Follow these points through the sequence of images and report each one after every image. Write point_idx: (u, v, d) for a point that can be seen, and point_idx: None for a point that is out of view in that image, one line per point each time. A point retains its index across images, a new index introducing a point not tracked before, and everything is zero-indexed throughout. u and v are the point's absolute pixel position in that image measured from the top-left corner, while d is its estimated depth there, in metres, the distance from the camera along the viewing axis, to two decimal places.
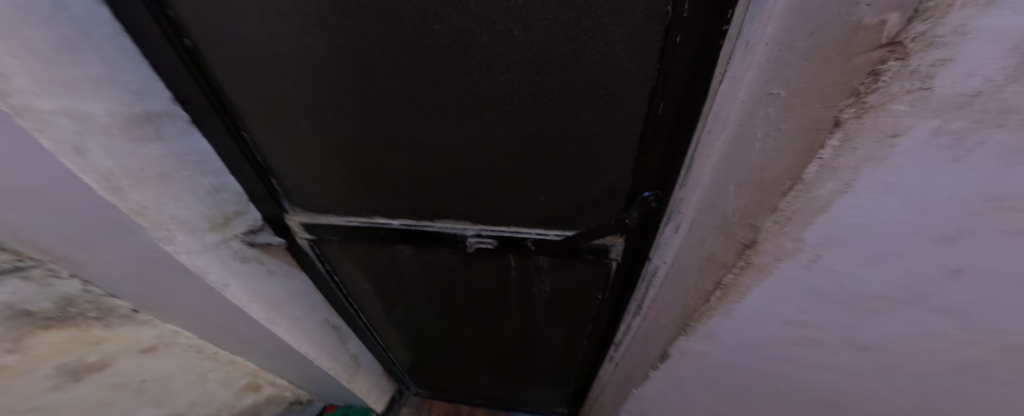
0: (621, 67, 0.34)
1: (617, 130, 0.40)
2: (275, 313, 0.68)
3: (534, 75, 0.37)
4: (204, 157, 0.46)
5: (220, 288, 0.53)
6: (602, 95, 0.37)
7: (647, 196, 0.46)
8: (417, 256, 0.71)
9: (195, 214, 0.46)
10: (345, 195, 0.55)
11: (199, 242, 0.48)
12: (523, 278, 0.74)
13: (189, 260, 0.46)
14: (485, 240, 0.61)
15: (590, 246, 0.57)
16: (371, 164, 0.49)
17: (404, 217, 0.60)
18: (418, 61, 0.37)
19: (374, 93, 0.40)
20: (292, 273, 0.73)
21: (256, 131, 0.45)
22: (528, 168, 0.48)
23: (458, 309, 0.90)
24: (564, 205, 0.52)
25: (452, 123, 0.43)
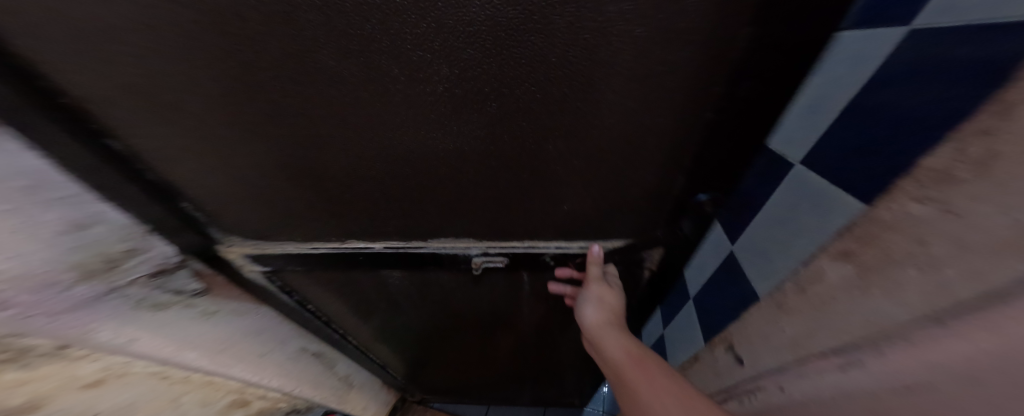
0: (664, 50, 0.27)
1: (660, 110, 0.32)
2: (225, 355, 0.53)
3: (549, 54, 0.27)
4: (40, 182, 0.31)
5: (124, 344, 0.40)
6: (646, 66, 0.28)
7: (703, 199, 0.42)
8: (404, 281, 0.60)
9: (42, 263, 0.33)
10: (304, 212, 0.45)
11: (56, 298, 0.35)
12: (539, 293, 0.64)
13: (45, 322, 0.34)
14: (496, 259, 0.53)
15: (626, 258, 0.54)
16: (343, 171, 0.39)
17: (388, 237, 0.50)
18: (380, 35, 0.26)
19: (322, 84, 0.30)
20: (240, 311, 0.61)
21: (144, 135, 0.34)
22: (540, 171, 0.39)
23: (462, 328, 0.80)
24: (590, 208, 0.45)
25: (441, 120, 0.33)
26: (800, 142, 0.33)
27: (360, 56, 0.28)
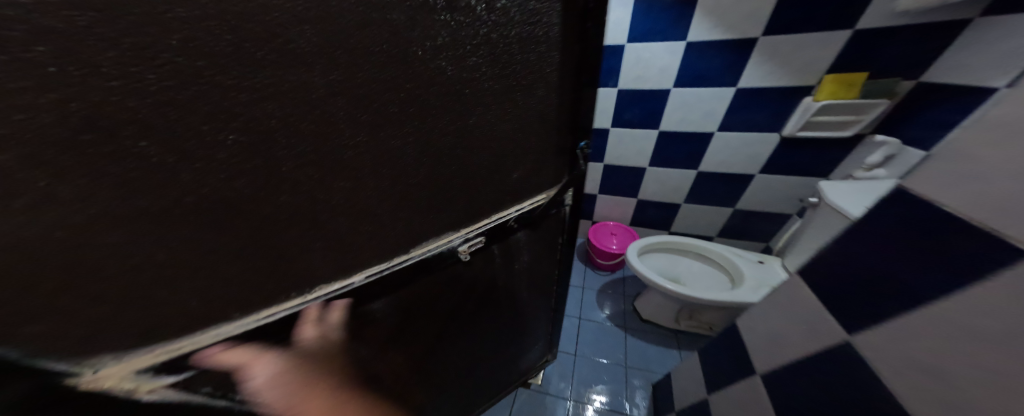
0: (542, 17, 0.31)
1: (553, 80, 0.36)
2: None
3: (484, 25, 0.28)
4: None
5: None
6: (539, 39, 0.32)
7: (583, 145, 0.45)
8: (385, 322, 0.43)
9: None
10: (251, 278, 0.29)
11: None
12: (511, 279, 0.58)
13: None
14: (475, 240, 0.44)
15: (548, 209, 0.51)
16: (318, 179, 0.27)
17: (373, 263, 0.36)
18: (351, 47, 0.23)
19: (288, 115, 0.23)
20: None
21: None
22: (482, 129, 0.34)
23: (468, 357, 0.64)
24: (530, 155, 0.41)
25: (410, 127, 0.29)
26: (953, 171, 0.27)
27: (342, 74, 0.24)
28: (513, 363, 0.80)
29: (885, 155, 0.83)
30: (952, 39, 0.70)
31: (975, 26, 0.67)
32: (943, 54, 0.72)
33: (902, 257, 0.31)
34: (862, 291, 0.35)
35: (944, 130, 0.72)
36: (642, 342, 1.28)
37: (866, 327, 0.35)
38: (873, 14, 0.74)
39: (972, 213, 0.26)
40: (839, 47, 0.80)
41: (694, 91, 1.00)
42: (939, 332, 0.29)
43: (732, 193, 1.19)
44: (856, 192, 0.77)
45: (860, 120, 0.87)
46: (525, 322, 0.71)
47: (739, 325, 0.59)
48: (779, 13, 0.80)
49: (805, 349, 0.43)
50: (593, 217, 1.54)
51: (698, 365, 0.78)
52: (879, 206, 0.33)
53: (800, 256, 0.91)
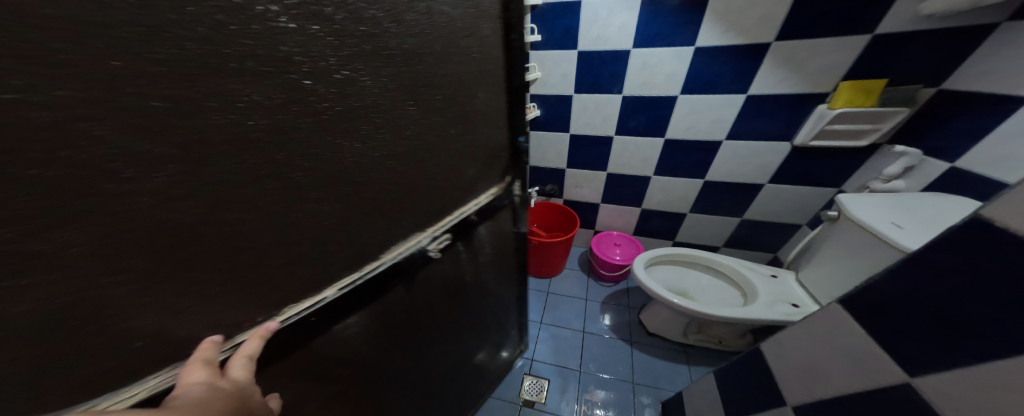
0: (476, 32, 0.37)
1: (489, 85, 0.42)
2: None
3: (431, 32, 0.32)
4: None
5: None
6: (474, 51, 0.38)
7: (521, 140, 0.53)
8: (361, 330, 0.41)
9: None
10: (205, 308, 0.26)
11: None
12: (479, 273, 0.60)
13: None
14: (442, 238, 0.44)
15: (503, 200, 0.56)
16: (271, 196, 0.26)
17: (344, 275, 0.35)
18: (306, 53, 0.23)
19: (237, 126, 0.22)
20: None
21: None
22: (435, 130, 0.37)
23: (445, 357, 0.64)
24: (480, 151, 0.46)
25: (368, 131, 0.30)
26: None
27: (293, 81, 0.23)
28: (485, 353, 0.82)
29: (905, 166, 0.79)
30: (976, 45, 0.68)
31: (1000, 30, 0.64)
32: (966, 60, 0.70)
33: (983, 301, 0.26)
34: (927, 334, 0.30)
35: (970, 140, 0.68)
36: (649, 357, 1.21)
37: (931, 370, 0.30)
38: (894, 18, 0.71)
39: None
40: (858, 53, 0.77)
41: (703, 98, 0.96)
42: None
43: (741, 203, 1.14)
44: (883, 205, 0.72)
45: (877, 129, 0.83)
46: (491, 315, 0.74)
47: (762, 350, 0.53)
48: (794, 18, 0.77)
49: (846, 387, 0.37)
50: (596, 226, 1.49)
51: (713, 385, 0.71)
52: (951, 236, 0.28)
53: (818, 269, 0.86)
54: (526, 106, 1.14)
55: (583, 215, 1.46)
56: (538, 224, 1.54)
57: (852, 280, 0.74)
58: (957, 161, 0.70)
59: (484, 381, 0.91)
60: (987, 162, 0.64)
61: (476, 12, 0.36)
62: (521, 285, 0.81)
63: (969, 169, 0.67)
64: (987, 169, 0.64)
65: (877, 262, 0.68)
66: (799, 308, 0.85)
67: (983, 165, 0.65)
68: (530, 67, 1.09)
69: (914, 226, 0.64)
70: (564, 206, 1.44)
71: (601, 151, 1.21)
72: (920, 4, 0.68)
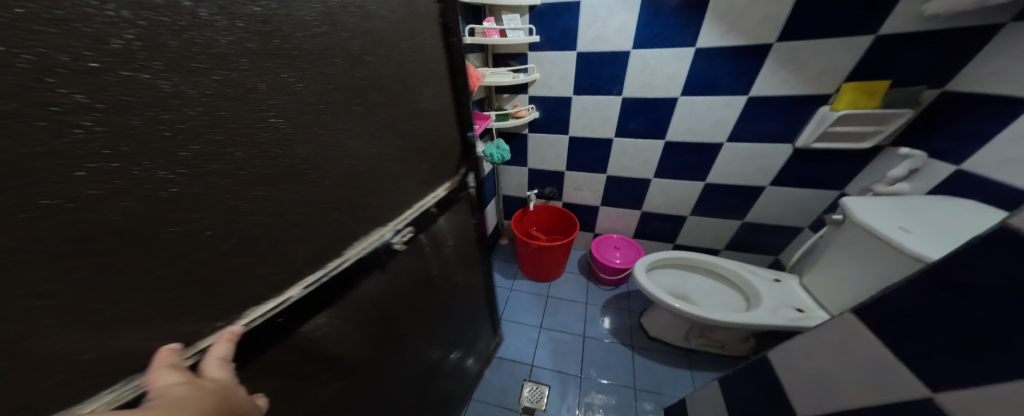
0: (417, 32, 0.39)
1: (436, 82, 0.44)
2: None
3: (372, 33, 0.33)
4: None
5: None
6: (417, 49, 0.39)
7: (472, 134, 0.55)
8: (332, 331, 0.39)
9: None
10: (156, 318, 0.24)
11: None
12: (448, 267, 0.60)
13: None
14: (405, 231, 0.45)
15: (460, 193, 0.57)
16: (222, 190, 0.25)
17: (307, 274, 0.34)
18: (243, 52, 0.23)
19: (174, 123, 0.21)
20: None
21: None
22: (383, 127, 0.38)
23: (424, 357, 0.63)
24: (433, 146, 0.47)
25: (314, 127, 0.30)
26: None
27: (231, 79, 0.23)
28: (462, 350, 0.82)
29: (910, 168, 0.78)
30: (981, 46, 0.67)
31: (1005, 31, 0.64)
32: (971, 61, 0.69)
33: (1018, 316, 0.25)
34: (950, 347, 0.29)
35: (977, 142, 0.67)
36: (651, 362, 1.18)
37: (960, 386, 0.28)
38: (897, 18, 0.70)
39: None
40: (860, 55, 0.76)
41: (703, 100, 0.95)
42: None
43: (742, 206, 1.13)
44: (889, 208, 0.70)
45: (880, 131, 0.82)
46: (463, 312, 0.74)
47: (770, 358, 0.51)
48: (796, 18, 0.77)
49: (861, 401, 0.35)
50: (596, 230, 1.48)
51: (719, 393, 0.69)
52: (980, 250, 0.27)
53: (823, 275, 0.84)
54: (524, 108, 1.13)
55: (582, 218, 1.45)
56: (536, 227, 1.52)
57: (860, 286, 0.73)
58: (963, 162, 0.68)
59: (464, 382, 0.90)
60: (994, 164, 0.63)
61: (416, 13, 0.38)
62: (490, 278, 0.82)
63: (975, 171, 0.66)
64: (993, 170, 0.63)
65: (886, 267, 0.66)
66: (804, 313, 0.83)
67: (989, 166, 0.64)
68: (529, 69, 1.08)
69: (922, 230, 0.62)
70: (563, 208, 1.42)
71: (601, 154, 1.19)
72: (924, 4, 0.68)
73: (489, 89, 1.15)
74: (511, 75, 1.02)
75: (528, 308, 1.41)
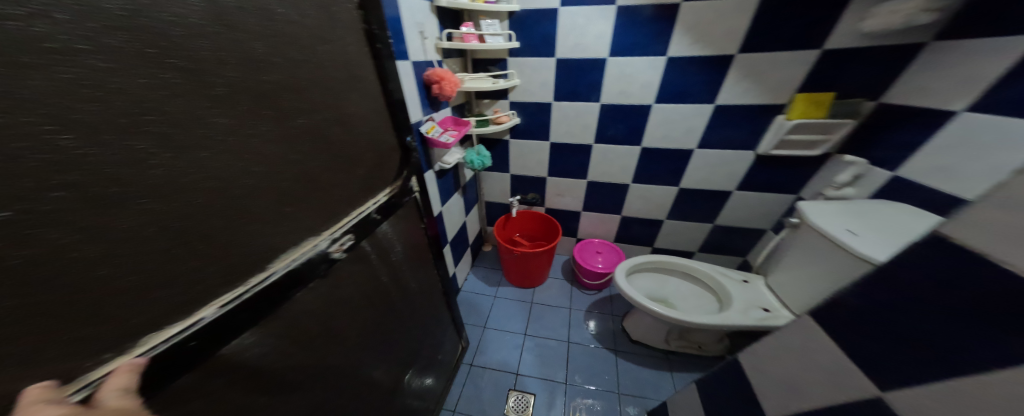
0: (338, 39, 0.38)
1: (365, 87, 0.44)
2: None
3: (285, 35, 0.30)
4: None
5: None
6: (342, 55, 0.39)
7: (408, 140, 0.56)
8: (270, 351, 0.36)
9: None
10: (22, 352, 0.19)
11: None
12: (397, 273, 0.59)
13: None
14: (344, 239, 0.43)
15: (401, 198, 0.56)
16: (84, 203, 0.20)
17: (222, 292, 0.29)
18: (102, 49, 0.20)
19: (5, 127, 0.17)
20: None
21: None
22: (306, 133, 0.35)
23: (383, 368, 0.61)
24: (367, 152, 0.47)
25: (214, 132, 0.26)
26: (1016, 225, 0.23)
27: (86, 79, 0.19)
28: (425, 356, 0.81)
29: (854, 175, 0.83)
30: (907, 62, 0.73)
31: (927, 50, 0.69)
32: (902, 77, 0.74)
33: (951, 317, 0.26)
34: (897, 349, 0.30)
35: (909, 151, 0.72)
36: (633, 365, 1.19)
37: (914, 384, 0.29)
38: (838, 35, 0.76)
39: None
40: (808, 68, 0.81)
41: (675, 108, 0.98)
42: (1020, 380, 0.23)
43: (713, 210, 1.17)
44: (840, 213, 0.74)
45: (828, 140, 0.88)
46: (421, 315, 0.74)
47: (741, 360, 0.52)
48: (754, 32, 0.81)
49: (821, 400, 0.37)
50: (578, 234, 1.49)
51: (696, 395, 0.70)
52: (913, 252, 0.29)
53: (785, 276, 0.88)
54: (504, 114, 1.13)
55: (565, 223, 1.46)
56: (520, 233, 1.52)
57: (816, 286, 0.77)
58: (899, 169, 0.74)
59: (428, 393, 0.88)
60: (926, 171, 0.68)
61: (335, 19, 0.37)
62: (440, 279, 0.83)
63: (910, 178, 0.71)
64: (926, 179, 0.68)
65: (840, 267, 0.70)
66: (769, 312, 0.86)
67: (922, 174, 0.69)
68: (508, 75, 1.08)
69: (867, 233, 0.67)
70: (545, 214, 1.43)
71: (581, 161, 1.21)
72: (860, 22, 0.73)
73: (469, 95, 1.15)
74: (489, 81, 1.02)
75: (512, 315, 1.40)
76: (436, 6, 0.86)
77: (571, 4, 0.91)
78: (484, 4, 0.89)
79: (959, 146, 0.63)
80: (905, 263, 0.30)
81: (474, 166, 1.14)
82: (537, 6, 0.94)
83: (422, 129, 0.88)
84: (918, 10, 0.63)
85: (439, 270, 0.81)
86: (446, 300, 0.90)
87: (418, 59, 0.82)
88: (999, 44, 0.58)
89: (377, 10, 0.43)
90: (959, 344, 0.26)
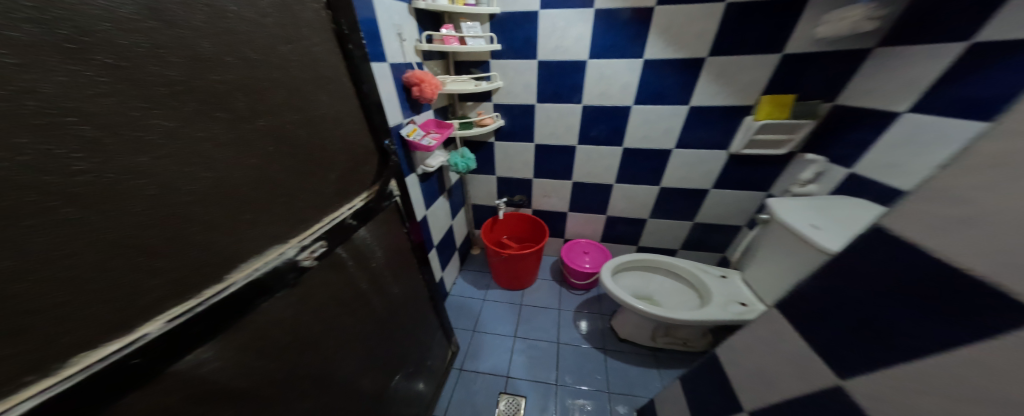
0: (306, 40, 0.37)
1: (335, 89, 0.43)
2: None
3: (237, 33, 0.29)
4: None
5: None
6: (309, 56, 0.38)
7: (386, 143, 0.55)
8: (230, 365, 0.34)
9: None
10: None
11: None
12: (376, 279, 0.58)
13: None
14: (314, 246, 0.42)
15: (378, 203, 0.55)
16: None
17: (169, 306, 0.28)
18: (9, 44, 0.18)
19: None
20: None
21: None
22: (266, 136, 0.33)
23: (365, 377, 0.59)
24: (340, 155, 0.45)
25: (153, 135, 0.25)
26: (940, 215, 0.25)
27: None
28: (412, 363, 0.80)
29: (816, 172, 0.87)
30: (858, 66, 0.78)
31: (876, 54, 0.75)
32: (853, 80, 0.80)
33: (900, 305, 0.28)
34: (850, 337, 0.32)
35: (863, 149, 0.77)
36: (623, 364, 1.20)
37: (870, 371, 0.30)
38: (797, 40, 0.80)
39: (977, 263, 0.23)
40: (772, 70, 0.85)
41: (653, 109, 1.00)
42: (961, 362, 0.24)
43: (693, 209, 1.19)
44: (805, 208, 0.77)
45: (792, 139, 0.92)
46: (406, 322, 0.72)
47: (719, 355, 0.53)
48: (721, 36, 0.84)
49: (793, 390, 0.38)
50: (565, 235, 1.50)
51: (680, 391, 0.71)
52: (857, 245, 0.31)
53: (759, 270, 0.90)
54: (488, 116, 1.13)
55: (552, 224, 1.46)
56: (507, 235, 1.51)
57: (787, 279, 0.80)
58: (856, 166, 0.78)
59: (417, 400, 0.86)
60: (876, 168, 0.73)
61: (303, 20, 0.36)
62: (428, 285, 0.82)
63: (866, 174, 0.75)
64: (877, 174, 0.73)
65: (804, 260, 0.73)
66: (746, 306, 0.89)
67: (876, 170, 0.73)
68: (491, 77, 1.08)
69: (828, 227, 0.69)
70: (532, 215, 1.43)
71: (565, 161, 1.22)
72: (814, 28, 0.78)
73: (452, 97, 1.14)
74: (473, 83, 1.01)
75: (502, 317, 1.39)
76: (414, 8, 0.85)
77: (550, 6, 0.92)
78: (463, 6, 0.89)
79: (908, 143, 0.67)
80: (854, 254, 0.31)
81: (458, 168, 1.13)
82: (517, 9, 0.94)
83: (402, 132, 0.87)
84: (861, 18, 0.67)
85: (425, 275, 0.79)
86: (434, 306, 0.88)
87: (396, 61, 0.81)
88: (934, 51, 0.63)
89: (347, 11, 0.42)
90: (905, 331, 0.28)
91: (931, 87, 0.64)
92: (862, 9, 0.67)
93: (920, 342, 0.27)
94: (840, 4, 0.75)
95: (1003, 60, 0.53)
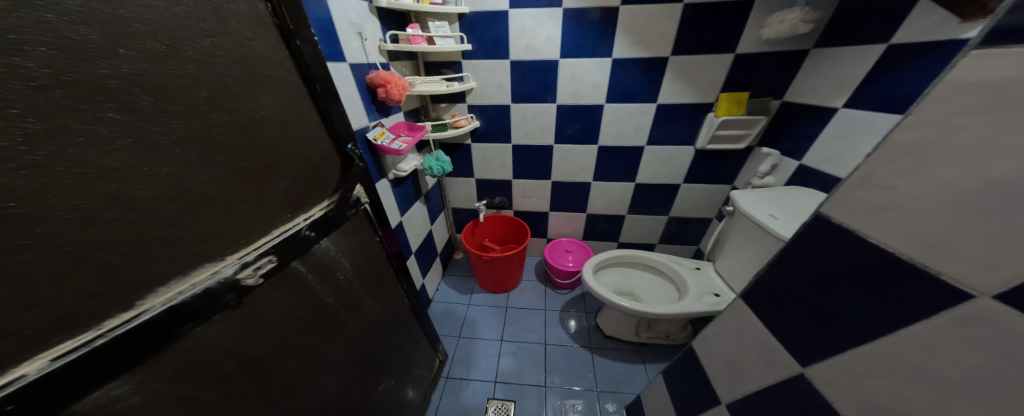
0: (240, 36, 0.33)
1: (281, 90, 0.39)
2: None
3: (131, 22, 0.26)
4: None
5: None
6: (244, 54, 0.34)
7: (349, 147, 0.51)
8: (155, 401, 0.30)
9: None
10: None
11: None
12: (344, 293, 0.54)
13: None
14: (261, 262, 0.38)
15: (342, 213, 0.51)
16: None
17: (57, 341, 0.24)
18: None
19: None
20: None
21: None
22: (186, 142, 0.30)
23: (337, 398, 0.55)
24: (291, 162, 0.42)
25: (10, 140, 0.21)
26: (868, 201, 0.26)
27: None
28: (395, 378, 0.76)
29: (771, 165, 0.90)
30: (799, 66, 0.83)
31: (811, 56, 0.80)
32: (795, 80, 0.85)
33: (851, 293, 0.28)
34: (805, 324, 0.32)
35: (808, 142, 0.80)
36: (609, 361, 1.20)
37: (823, 357, 0.31)
38: (746, 41, 0.83)
39: (902, 247, 0.24)
40: (727, 69, 0.87)
41: (624, 107, 1.01)
42: (904, 343, 0.25)
43: (667, 204, 1.21)
44: (763, 199, 0.79)
45: (749, 134, 0.95)
46: (385, 335, 0.68)
47: (693, 347, 0.53)
48: (684, 33, 0.85)
49: (762, 380, 0.38)
50: (548, 235, 1.49)
51: (663, 386, 0.70)
52: (803, 232, 0.32)
53: (728, 260, 0.92)
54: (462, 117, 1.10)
55: (533, 224, 1.45)
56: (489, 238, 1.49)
57: (751, 268, 0.82)
58: (802, 159, 0.82)
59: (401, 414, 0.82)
60: (820, 159, 0.77)
61: (238, 17, 0.33)
62: (410, 294, 0.78)
63: (813, 166, 0.79)
64: (821, 165, 0.76)
65: (766, 250, 0.75)
66: (720, 297, 0.91)
67: (820, 162, 0.77)
68: (463, 77, 1.06)
69: (785, 216, 0.71)
70: (513, 217, 1.42)
71: (543, 161, 1.21)
72: (759, 30, 0.80)
73: (424, 99, 1.11)
74: (444, 84, 0.98)
75: (487, 321, 1.36)
76: (377, 7, 0.82)
77: (518, 6, 0.91)
78: (429, 6, 0.86)
79: (844, 135, 0.71)
80: (801, 242, 0.32)
81: (433, 172, 1.09)
82: (485, 8, 0.93)
83: (369, 136, 0.83)
84: (799, 21, 0.72)
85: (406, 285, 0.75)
86: (417, 315, 0.84)
87: (357, 62, 0.77)
88: (862, 51, 0.67)
89: (294, 5, 0.38)
90: (854, 317, 0.28)
91: (860, 85, 0.68)
92: (798, 12, 0.72)
93: (864, 327, 0.28)
94: (782, 7, 0.77)
95: (921, 57, 0.57)
